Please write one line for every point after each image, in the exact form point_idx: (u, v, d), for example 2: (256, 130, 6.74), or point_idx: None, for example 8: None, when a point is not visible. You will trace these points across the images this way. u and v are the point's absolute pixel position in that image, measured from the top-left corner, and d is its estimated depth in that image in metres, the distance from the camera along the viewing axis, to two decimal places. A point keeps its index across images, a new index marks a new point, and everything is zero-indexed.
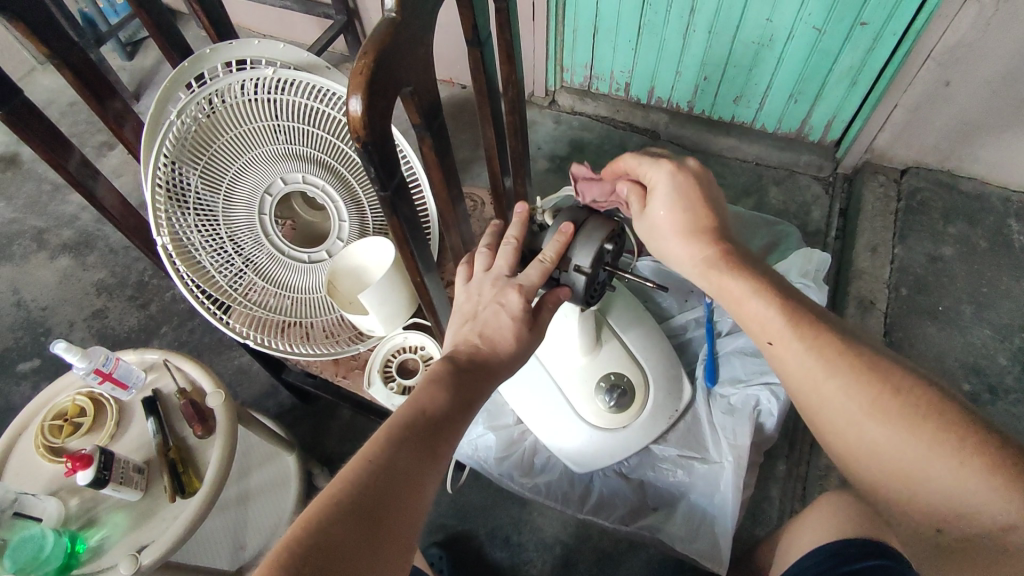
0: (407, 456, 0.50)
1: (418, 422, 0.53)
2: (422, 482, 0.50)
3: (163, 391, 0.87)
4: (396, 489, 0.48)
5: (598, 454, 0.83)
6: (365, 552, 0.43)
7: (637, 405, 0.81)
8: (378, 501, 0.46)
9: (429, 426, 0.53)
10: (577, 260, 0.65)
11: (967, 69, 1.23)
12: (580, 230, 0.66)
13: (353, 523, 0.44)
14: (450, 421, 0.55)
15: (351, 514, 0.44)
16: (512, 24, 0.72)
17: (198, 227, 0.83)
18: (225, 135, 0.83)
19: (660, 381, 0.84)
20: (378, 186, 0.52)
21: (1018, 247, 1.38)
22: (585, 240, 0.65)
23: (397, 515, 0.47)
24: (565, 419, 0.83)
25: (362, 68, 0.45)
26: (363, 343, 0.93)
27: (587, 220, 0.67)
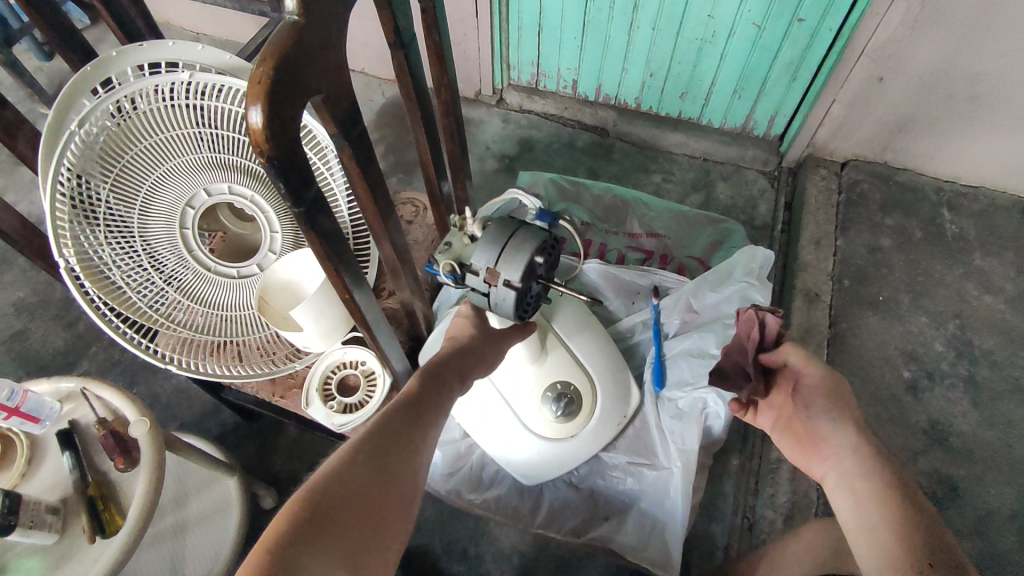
0: (398, 423, 0.59)
1: (406, 397, 0.62)
2: (413, 443, 0.59)
3: (81, 422, 0.81)
4: (389, 447, 0.57)
5: (547, 464, 0.81)
6: (366, 496, 0.53)
7: (582, 415, 0.80)
8: (374, 457, 0.55)
9: (415, 400, 0.62)
10: (513, 277, 0.61)
11: (897, 65, 1.26)
12: (514, 242, 0.62)
13: (355, 472, 0.53)
14: (433, 393, 0.64)
15: (354, 468, 0.54)
16: (440, 23, 0.68)
17: (110, 243, 0.76)
18: (140, 144, 0.78)
19: (608, 389, 0.82)
20: (291, 201, 0.49)
21: (950, 236, 1.43)
22: (512, 254, 0.61)
23: (393, 469, 0.56)
24: (513, 431, 0.81)
25: (260, 76, 0.41)
26: (300, 361, 0.87)
27: (520, 229, 0.63)
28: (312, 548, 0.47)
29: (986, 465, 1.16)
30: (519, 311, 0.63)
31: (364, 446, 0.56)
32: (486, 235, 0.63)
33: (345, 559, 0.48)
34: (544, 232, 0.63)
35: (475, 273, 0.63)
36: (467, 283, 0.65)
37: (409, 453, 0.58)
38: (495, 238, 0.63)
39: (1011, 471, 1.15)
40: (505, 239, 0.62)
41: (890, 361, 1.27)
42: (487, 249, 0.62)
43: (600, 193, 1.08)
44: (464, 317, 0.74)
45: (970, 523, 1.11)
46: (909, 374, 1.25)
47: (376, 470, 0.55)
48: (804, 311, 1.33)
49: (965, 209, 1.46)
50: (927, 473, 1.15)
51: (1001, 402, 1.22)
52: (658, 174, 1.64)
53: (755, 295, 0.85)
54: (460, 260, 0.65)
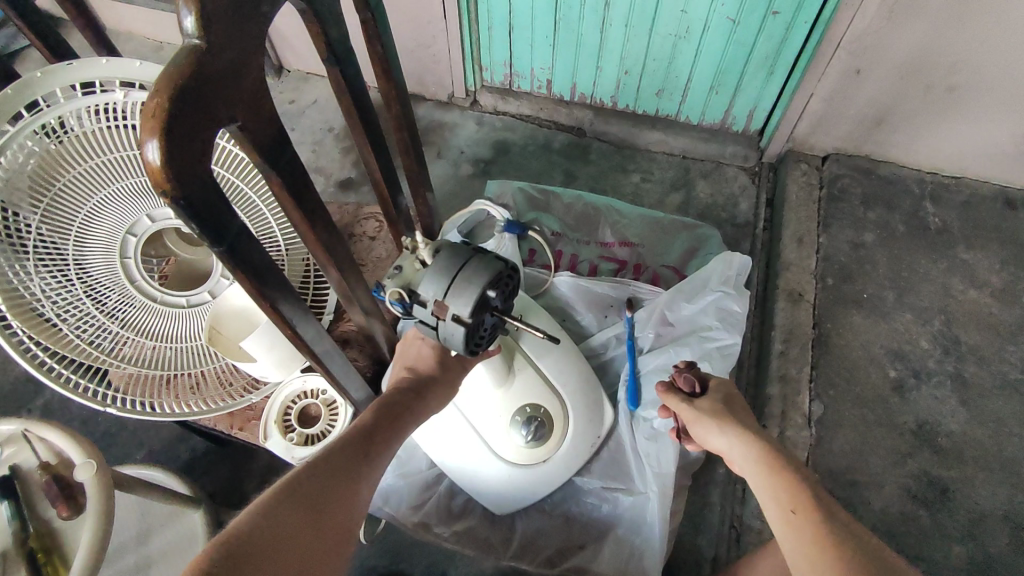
0: (343, 458, 0.57)
1: (354, 431, 0.60)
2: (359, 481, 0.56)
3: (23, 467, 0.76)
4: (331, 483, 0.54)
5: (517, 490, 0.78)
6: (299, 539, 0.49)
7: (551, 438, 0.76)
8: (315, 493, 0.53)
9: (364, 436, 0.60)
10: (464, 310, 0.57)
11: (875, 57, 1.23)
12: (466, 273, 0.58)
13: (291, 509, 0.50)
14: (384, 430, 0.62)
15: (291, 504, 0.51)
16: (384, 34, 0.64)
17: (42, 277, 0.72)
18: (74, 170, 0.73)
19: (580, 412, 0.79)
20: (211, 242, 0.44)
21: (933, 229, 1.40)
22: (463, 287, 0.57)
23: (333, 507, 0.53)
24: (481, 456, 0.77)
25: (156, 109, 0.36)
26: (256, 393, 0.82)
27: (474, 258, 0.59)
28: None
29: (976, 465, 1.14)
30: (469, 342, 0.59)
31: (305, 481, 0.53)
32: (436, 264, 0.59)
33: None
34: (501, 262, 0.59)
35: (424, 305, 0.59)
36: (415, 315, 0.60)
37: (353, 491, 0.56)
38: (445, 268, 0.59)
39: (1001, 470, 1.13)
40: (456, 269, 0.58)
41: (876, 360, 1.24)
42: (436, 280, 0.58)
43: (571, 201, 1.04)
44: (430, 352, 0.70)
45: (960, 526, 1.08)
46: (896, 374, 1.22)
47: (315, 507, 0.52)
48: (787, 312, 1.29)
49: (948, 200, 1.44)
50: (916, 476, 1.13)
51: (989, 398, 1.20)
52: (636, 173, 1.60)
53: (731, 305, 0.84)
54: (409, 288, 0.61)
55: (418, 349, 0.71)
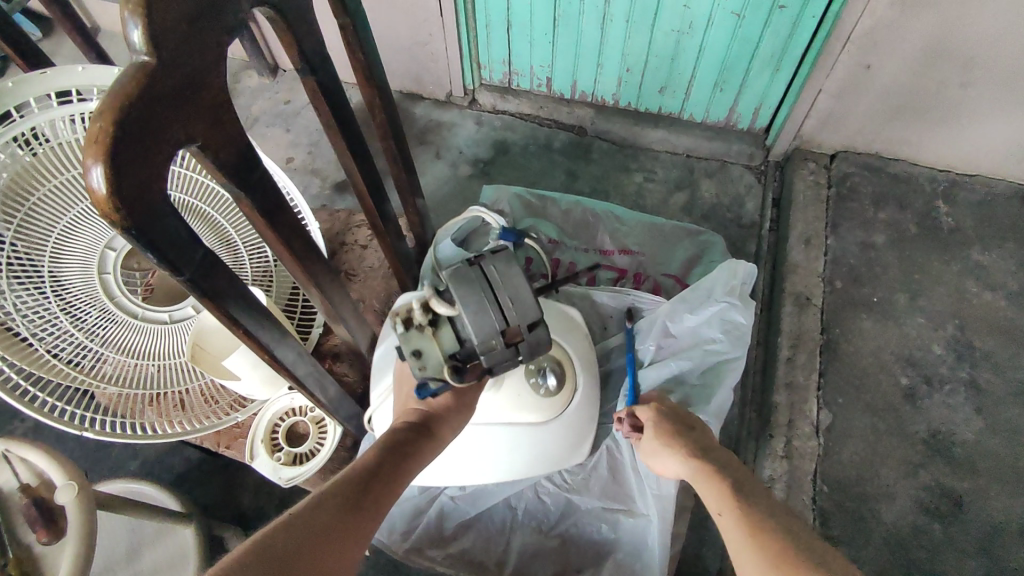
0: (331, 510, 0.52)
1: (348, 478, 0.55)
2: (346, 537, 0.51)
3: (3, 489, 0.74)
4: (312, 538, 0.49)
5: (578, 441, 0.75)
6: None
7: (569, 383, 0.73)
8: (293, 549, 0.48)
9: (359, 484, 0.55)
10: (531, 311, 0.55)
11: (886, 52, 1.18)
12: (498, 284, 0.55)
13: (264, 565, 0.46)
14: (382, 476, 0.57)
15: (266, 560, 0.46)
16: (365, 39, 0.61)
17: (16, 295, 0.69)
18: (49, 183, 0.71)
19: (583, 357, 0.77)
20: (171, 270, 0.41)
21: (946, 229, 1.35)
22: (515, 293, 0.54)
23: (314, 568, 0.48)
24: (531, 442, 0.72)
25: (98, 132, 0.33)
26: (242, 412, 0.79)
27: (485, 266, 0.55)
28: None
29: (990, 476, 1.10)
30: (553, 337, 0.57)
31: (285, 534, 0.48)
32: (470, 300, 0.54)
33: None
34: (503, 250, 0.57)
35: (493, 348, 0.54)
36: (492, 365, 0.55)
37: (341, 545, 0.51)
38: (476, 295, 0.54)
39: (1016, 482, 1.09)
40: (491, 291, 0.54)
41: (887, 367, 1.20)
42: (486, 314, 0.53)
43: (569, 207, 1.00)
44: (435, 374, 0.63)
45: (973, 541, 1.05)
46: (907, 381, 1.18)
47: (293, 564, 0.47)
48: (794, 317, 1.25)
49: (961, 200, 1.39)
50: (927, 487, 1.09)
51: (1003, 406, 1.16)
52: (639, 173, 1.56)
53: (735, 316, 0.81)
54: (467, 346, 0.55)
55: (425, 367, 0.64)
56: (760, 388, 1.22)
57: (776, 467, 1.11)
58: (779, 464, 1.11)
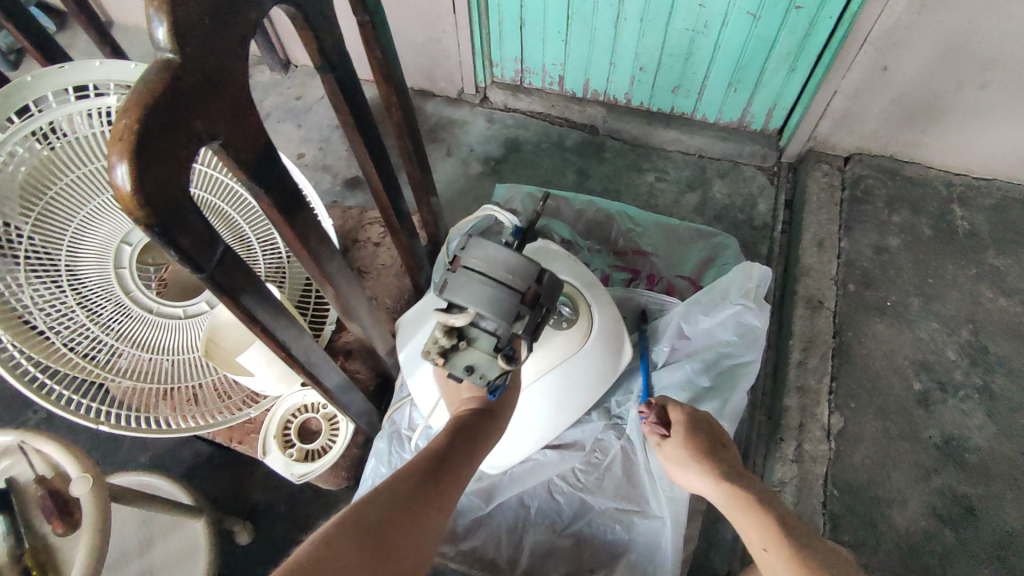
0: (409, 491, 0.55)
1: (424, 460, 0.58)
2: (422, 518, 0.55)
3: (20, 481, 0.74)
4: (393, 518, 0.53)
5: (607, 365, 0.74)
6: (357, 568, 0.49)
7: (585, 312, 0.71)
8: (376, 528, 0.52)
9: (434, 466, 0.58)
10: (531, 265, 0.57)
11: (903, 53, 1.17)
12: (491, 269, 0.56)
13: (353, 541, 0.50)
14: (454, 457, 0.59)
15: (354, 535, 0.50)
16: (384, 37, 0.61)
17: (34, 287, 0.69)
18: (68, 176, 0.71)
19: (587, 283, 0.73)
20: (191, 267, 0.41)
21: (961, 233, 1.34)
22: (512, 261, 0.56)
23: (396, 541, 0.52)
24: (568, 383, 0.72)
25: (123, 128, 0.33)
26: (255, 408, 0.80)
27: (470, 265, 0.57)
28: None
29: (1003, 482, 1.09)
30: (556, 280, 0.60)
31: (369, 512, 0.52)
32: (480, 293, 0.55)
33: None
34: (471, 242, 0.58)
35: (522, 320, 0.56)
36: (529, 334, 0.57)
37: (416, 523, 0.54)
38: (479, 285, 0.56)
39: None
40: (492, 275, 0.56)
41: (900, 371, 1.19)
42: (497, 292, 0.56)
43: (582, 206, 1.00)
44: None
45: (986, 547, 1.04)
46: (920, 385, 1.17)
47: (376, 542, 0.51)
48: (806, 319, 1.25)
49: (977, 203, 1.38)
50: (940, 493, 1.08)
51: (1018, 412, 1.15)
52: (650, 173, 1.56)
53: (750, 319, 0.80)
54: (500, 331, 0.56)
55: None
56: (770, 390, 1.21)
57: (787, 470, 1.10)
58: (789, 467, 1.11)
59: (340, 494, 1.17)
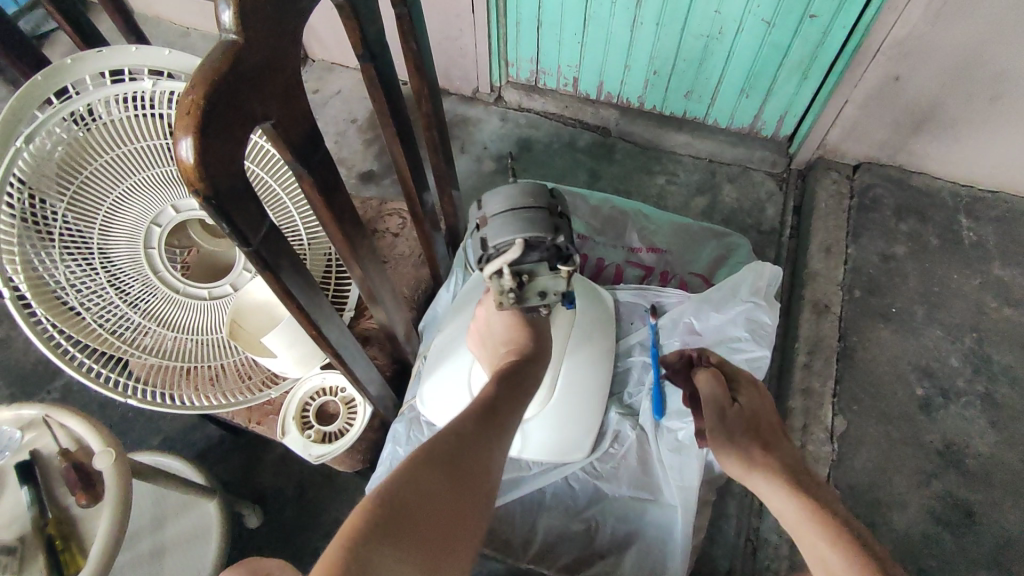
0: (479, 429, 0.54)
1: (488, 402, 0.58)
2: (495, 453, 0.54)
3: (43, 453, 0.76)
4: (470, 453, 0.52)
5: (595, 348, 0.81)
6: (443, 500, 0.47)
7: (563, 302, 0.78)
8: (458, 462, 0.51)
9: (496, 408, 0.58)
10: (541, 187, 0.60)
11: (916, 64, 1.19)
12: (514, 203, 0.58)
13: (438, 475, 0.49)
14: (512, 400, 0.60)
15: (439, 469, 0.49)
16: (418, 30, 0.63)
17: (67, 264, 0.71)
18: (102, 158, 0.73)
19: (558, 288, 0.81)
20: (240, 241, 0.43)
21: (967, 243, 1.36)
22: (527, 194, 0.59)
23: (473, 474, 0.51)
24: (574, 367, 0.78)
25: (190, 104, 0.35)
26: (275, 388, 0.81)
27: (493, 213, 0.59)
28: (391, 552, 0.43)
29: (1003, 488, 1.10)
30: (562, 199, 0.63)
31: (448, 448, 0.51)
32: (514, 225, 0.56)
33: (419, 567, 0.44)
34: (485, 200, 0.61)
35: (562, 235, 0.57)
36: (571, 247, 0.58)
37: (486, 456, 0.53)
38: (512, 218, 0.57)
39: None
40: (517, 208, 0.58)
41: (904, 376, 1.21)
42: (527, 215, 0.57)
43: (597, 204, 1.02)
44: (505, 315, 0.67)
45: (984, 550, 1.05)
46: (924, 391, 1.19)
47: (459, 475, 0.50)
48: (812, 323, 1.26)
49: (982, 215, 1.40)
50: (940, 497, 1.10)
51: (1019, 420, 1.16)
52: (661, 175, 1.57)
53: (761, 315, 0.81)
54: (548, 253, 0.58)
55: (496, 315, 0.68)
56: (775, 392, 1.23)
57: None
58: None
59: (349, 482, 1.18)
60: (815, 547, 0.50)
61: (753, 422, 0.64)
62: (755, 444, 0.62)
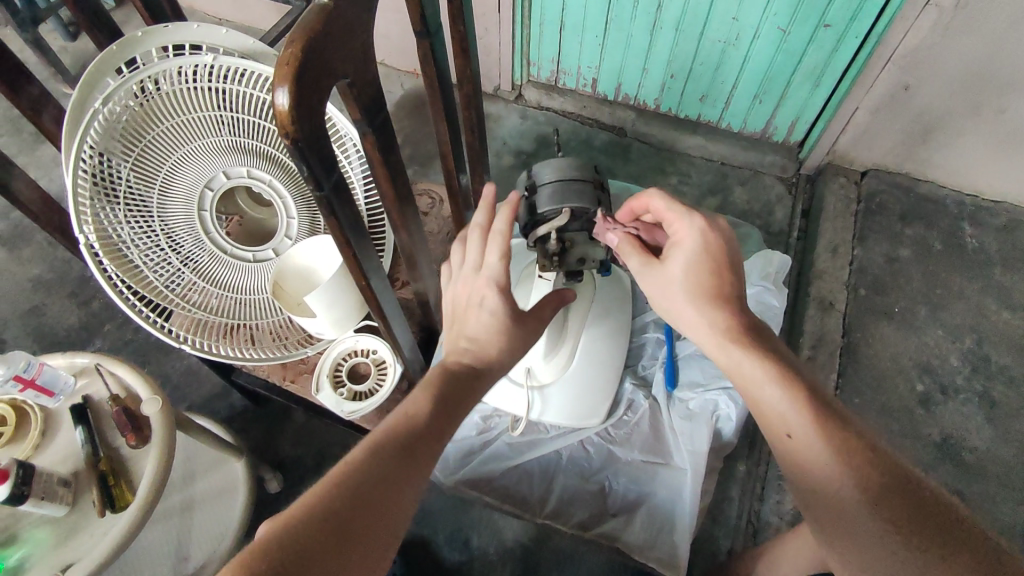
0: (387, 468, 0.48)
1: (402, 432, 0.51)
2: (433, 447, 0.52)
3: (94, 398, 0.82)
4: (365, 499, 0.45)
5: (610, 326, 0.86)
6: (381, 485, 0.47)
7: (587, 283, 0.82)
8: (346, 511, 0.44)
9: (415, 440, 0.51)
10: (585, 163, 0.68)
11: (925, 74, 1.25)
12: (562, 176, 0.66)
13: (317, 533, 0.42)
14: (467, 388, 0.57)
15: (318, 525, 0.43)
16: (466, 14, 0.68)
17: (130, 222, 0.77)
18: (163, 124, 0.77)
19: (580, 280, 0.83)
20: (313, 185, 0.48)
21: (969, 249, 1.41)
22: (574, 168, 0.67)
23: (415, 461, 0.50)
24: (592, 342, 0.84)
25: (289, 57, 0.41)
26: (312, 347, 0.88)
27: (543, 183, 0.66)
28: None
29: (997, 481, 1.15)
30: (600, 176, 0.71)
31: (337, 495, 0.45)
32: (563, 196, 0.65)
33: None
34: (534, 170, 0.69)
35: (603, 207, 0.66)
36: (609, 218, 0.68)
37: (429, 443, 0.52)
38: (561, 189, 0.65)
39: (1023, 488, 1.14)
40: (566, 181, 0.66)
41: (904, 372, 1.25)
42: (576, 188, 0.65)
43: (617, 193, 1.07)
44: (492, 322, 0.58)
45: None
46: (923, 387, 1.24)
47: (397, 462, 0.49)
48: (817, 319, 1.31)
49: (985, 222, 1.45)
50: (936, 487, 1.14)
51: (1015, 418, 1.21)
52: (674, 175, 1.63)
53: (769, 298, 0.88)
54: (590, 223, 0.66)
55: (476, 318, 0.59)
56: None
57: None
58: None
59: None
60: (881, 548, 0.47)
61: (689, 273, 0.63)
62: (789, 418, 0.55)
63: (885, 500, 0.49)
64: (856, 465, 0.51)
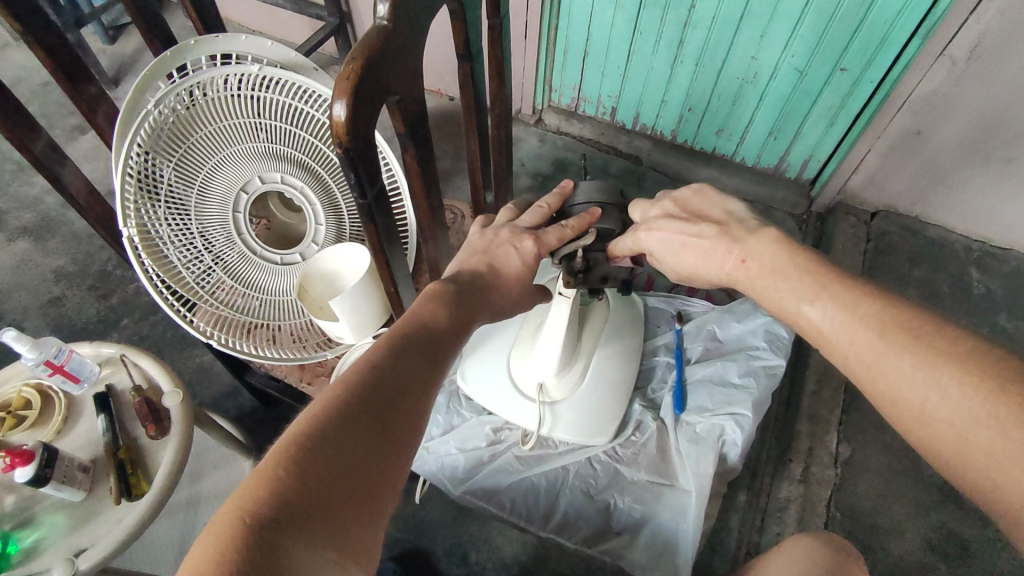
0: (413, 362, 0.48)
1: (420, 334, 0.50)
2: (451, 345, 0.51)
3: (118, 388, 0.84)
4: (400, 396, 0.45)
5: (620, 345, 0.89)
6: (411, 379, 0.46)
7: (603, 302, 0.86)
8: (385, 408, 0.43)
9: (435, 338, 0.51)
10: (613, 186, 0.71)
11: (937, 120, 1.28)
12: (592, 197, 0.69)
13: (361, 430, 0.41)
14: (479, 298, 0.57)
15: (359, 416, 0.42)
16: (504, 40, 0.72)
17: (168, 220, 0.80)
18: (204, 129, 0.80)
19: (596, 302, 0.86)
20: (357, 192, 0.52)
21: (977, 294, 1.42)
22: (602, 189, 0.70)
23: (436, 356, 0.50)
24: (601, 359, 0.86)
25: (350, 72, 0.44)
26: (330, 350, 0.91)
27: (579, 199, 0.70)
28: (303, 535, 0.35)
29: None
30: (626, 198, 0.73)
31: (371, 393, 0.43)
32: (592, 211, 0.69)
33: (337, 552, 0.36)
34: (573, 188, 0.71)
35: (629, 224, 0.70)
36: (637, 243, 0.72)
37: (449, 340, 0.52)
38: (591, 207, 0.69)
39: None
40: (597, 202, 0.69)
41: None
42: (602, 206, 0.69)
43: None
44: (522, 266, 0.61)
45: None
46: None
47: (422, 359, 0.48)
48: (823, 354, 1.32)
49: (994, 269, 1.46)
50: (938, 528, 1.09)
51: None
52: None
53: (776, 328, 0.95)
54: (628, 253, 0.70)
55: (508, 257, 0.62)
56: (781, 416, 1.24)
57: (793, 490, 1.14)
58: (795, 487, 1.15)
59: None
60: (983, 482, 0.42)
61: (678, 263, 0.63)
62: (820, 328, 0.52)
63: (983, 430, 0.41)
64: (938, 380, 0.44)
